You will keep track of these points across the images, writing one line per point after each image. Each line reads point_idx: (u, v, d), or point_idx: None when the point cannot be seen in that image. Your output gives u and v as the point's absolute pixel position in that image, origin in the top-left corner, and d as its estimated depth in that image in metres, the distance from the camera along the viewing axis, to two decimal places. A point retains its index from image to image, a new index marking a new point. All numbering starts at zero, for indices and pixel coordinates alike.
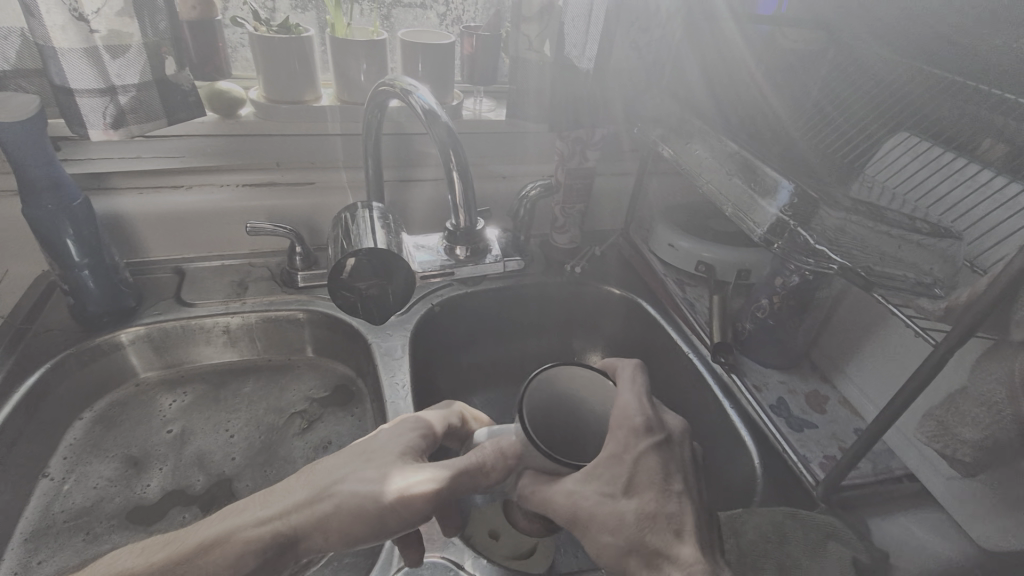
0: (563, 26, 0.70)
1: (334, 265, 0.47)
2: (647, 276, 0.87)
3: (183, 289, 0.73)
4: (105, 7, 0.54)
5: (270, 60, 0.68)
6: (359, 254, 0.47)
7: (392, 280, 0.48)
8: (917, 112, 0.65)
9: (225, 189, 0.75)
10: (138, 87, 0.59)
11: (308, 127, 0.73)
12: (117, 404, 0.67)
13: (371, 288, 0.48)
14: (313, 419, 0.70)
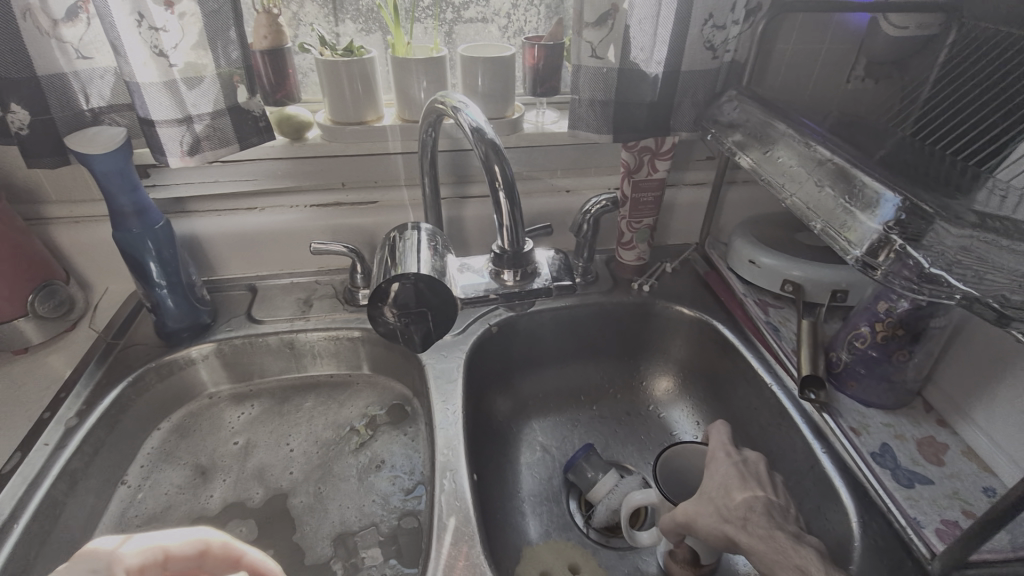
0: (629, 29, 0.65)
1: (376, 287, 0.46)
2: (722, 293, 0.78)
3: (254, 305, 0.76)
4: (182, 41, 0.57)
5: (334, 83, 0.70)
6: (404, 278, 0.45)
7: (433, 303, 0.46)
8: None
9: (295, 210, 0.78)
10: (212, 116, 0.62)
11: (370, 147, 0.74)
12: (192, 414, 0.71)
13: (411, 312, 0.47)
14: (368, 438, 0.70)
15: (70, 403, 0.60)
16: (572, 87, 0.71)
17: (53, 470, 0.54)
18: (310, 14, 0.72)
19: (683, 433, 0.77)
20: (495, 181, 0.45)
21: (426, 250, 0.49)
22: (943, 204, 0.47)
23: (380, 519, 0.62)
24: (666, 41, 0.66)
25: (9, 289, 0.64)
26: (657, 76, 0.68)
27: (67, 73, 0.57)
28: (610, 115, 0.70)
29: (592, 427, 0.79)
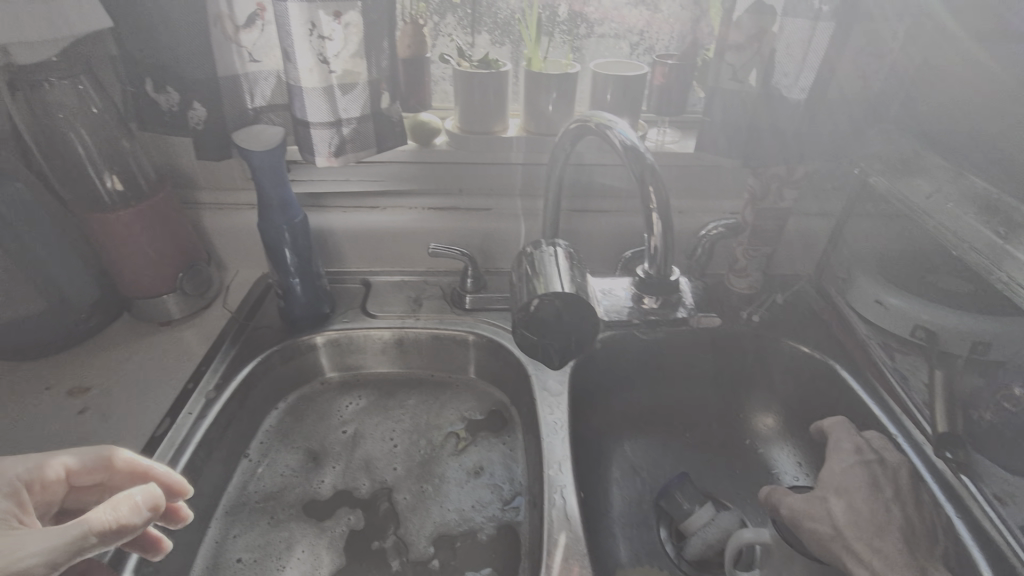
0: (775, 53, 0.63)
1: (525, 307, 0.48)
2: (841, 334, 0.75)
3: (368, 300, 0.80)
4: (343, 51, 0.61)
5: (468, 93, 0.72)
6: (552, 295, 0.47)
7: (580, 323, 0.48)
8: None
9: (414, 211, 0.81)
10: (358, 120, 0.65)
11: (493, 156, 0.76)
12: (305, 398, 0.75)
13: (559, 329, 0.48)
14: (466, 441, 0.72)
15: (209, 378, 0.65)
16: (705, 109, 0.70)
17: (194, 438, 0.59)
18: (450, 25, 0.74)
19: (785, 475, 0.73)
20: (649, 202, 0.46)
21: (568, 266, 0.50)
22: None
23: (478, 524, 0.63)
24: (814, 68, 0.63)
25: (164, 266, 0.69)
26: (798, 103, 0.66)
27: (241, 74, 0.62)
28: (741, 141, 0.69)
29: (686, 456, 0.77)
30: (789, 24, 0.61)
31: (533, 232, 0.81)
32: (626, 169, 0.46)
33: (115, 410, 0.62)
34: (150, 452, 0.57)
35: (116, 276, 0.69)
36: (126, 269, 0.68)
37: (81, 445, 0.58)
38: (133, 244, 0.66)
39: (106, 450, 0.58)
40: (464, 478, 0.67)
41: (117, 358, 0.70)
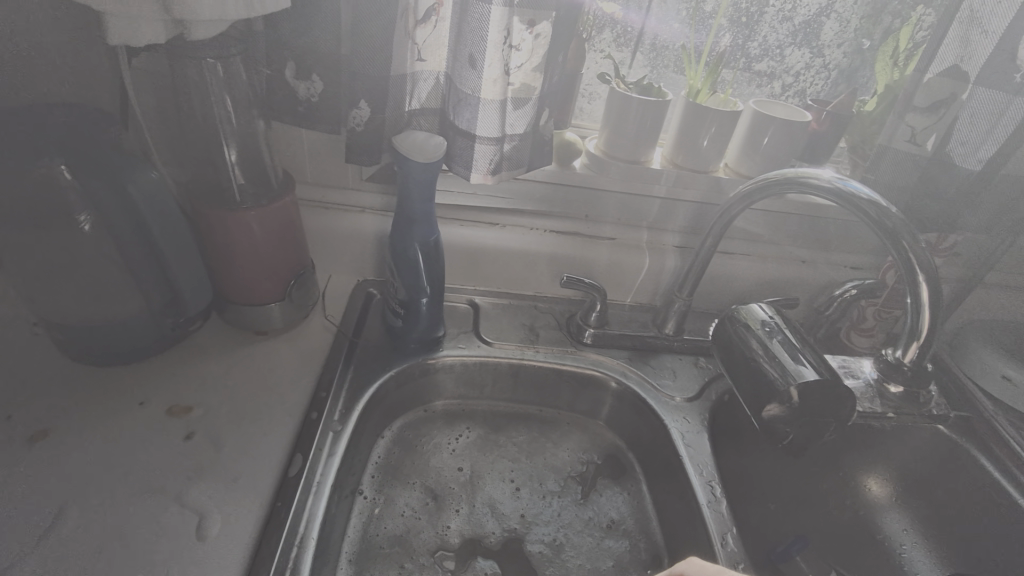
0: (958, 121, 0.61)
1: (768, 391, 0.50)
2: (964, 405, 0.74)
3: (480, 324, 0.74)
4: (526, 63, 0.55)
5: (625, 118, 0.67)
6: (809, 384, 0.48)
7: (825, 407, 0.49)
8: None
9: (536, 233, 0.75)
10: (520, 137, 0.60)
11: (634, 186, 0.72)
12: (411, 427, 0.69)
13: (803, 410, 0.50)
14: (589, 489, 0.68)
15: (332, 406, 0.60)
16: (868, 165, 0.67)
17: (330, 479, 0.54)
18: (605, 41, 0.68)
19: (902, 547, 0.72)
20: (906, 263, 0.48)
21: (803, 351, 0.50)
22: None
23: None
24: (998, 140, 0.61)
25: (279, 273, 0.63)
26: (970, 173, 0.64)
27: (406, 73, 0.56)
28: (904, 204, 0.67)
29: (797, 514, 0.75)
30: (979, 95, 0.60)
31: (658, 267, 0.76)
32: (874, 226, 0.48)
33: (228, 437, 0.56)
34: (286, 495, 0.51)
35: (225, 280, 0.62)
36: (239, 274, 0.61)
37: (199, 480, 0.52)
38: (256, 249, 0.59)
39: (228, 487, 0.52)
40: (595, 533, 0.63)
41: (215, 372, 0.63)
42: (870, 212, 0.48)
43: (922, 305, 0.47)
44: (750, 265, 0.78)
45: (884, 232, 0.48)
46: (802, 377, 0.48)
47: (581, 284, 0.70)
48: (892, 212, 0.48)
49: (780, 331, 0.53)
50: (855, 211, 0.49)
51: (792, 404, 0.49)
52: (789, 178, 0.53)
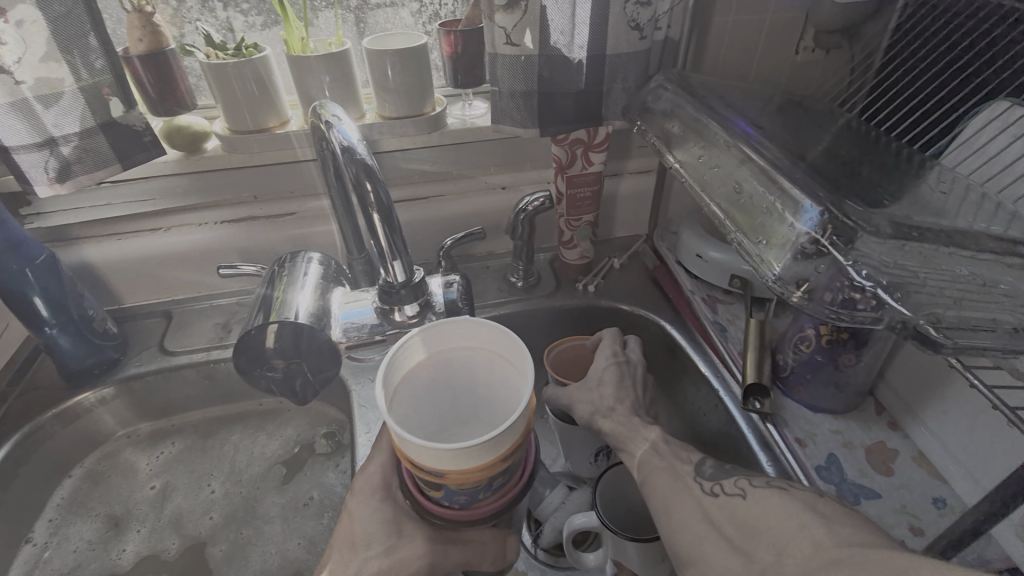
0: (545, 10, 0.58)
1: (247, 325, 0.42)
2: (672, 291, 0.76)
3: (168, 335, 0.71)
4: (26, 55, 0.50)
5: (224, 90, 0.62)
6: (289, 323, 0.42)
7: (317, 354, 0.44)
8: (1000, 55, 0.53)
9: (206, 228, 0.71)
10: (81, 136, 0.56)
11: (276, 155, 0.68)
12: (107, 458, 0.67)
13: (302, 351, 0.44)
14: (295, 471, 0.67)
15: None
16: (490, 77, 0.64)
17: None
18: (197, 8, 0.65)
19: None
20: (367, 205, 0.39)
21: (314, 283, 0.45)
22: (864, 210, 0.41)
23: (306, 564, 0.58)
24: (587, 22, 0.60)
25: None
26: (582, 63, 0.62)
27: None
28: (536, 107, 0.64)
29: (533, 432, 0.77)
30: None
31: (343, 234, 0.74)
32: (344, 173, 0.39)
33: None
34: None
35: None
36: None
37: None
38: None
39: None
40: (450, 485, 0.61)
41: None
42: (344, 165, 0.39)
43: (381, 248, 0.40)
44: (447, 205, 0.76)
45: (352, 186, 0.39)
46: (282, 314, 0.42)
47: (240, 271, 0.63)
48: (363, 157, 0.39)
49: (305, 263, 0.48)
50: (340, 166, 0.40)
51: (303, 344, 0.43)
52: (314, 115, 0.44)
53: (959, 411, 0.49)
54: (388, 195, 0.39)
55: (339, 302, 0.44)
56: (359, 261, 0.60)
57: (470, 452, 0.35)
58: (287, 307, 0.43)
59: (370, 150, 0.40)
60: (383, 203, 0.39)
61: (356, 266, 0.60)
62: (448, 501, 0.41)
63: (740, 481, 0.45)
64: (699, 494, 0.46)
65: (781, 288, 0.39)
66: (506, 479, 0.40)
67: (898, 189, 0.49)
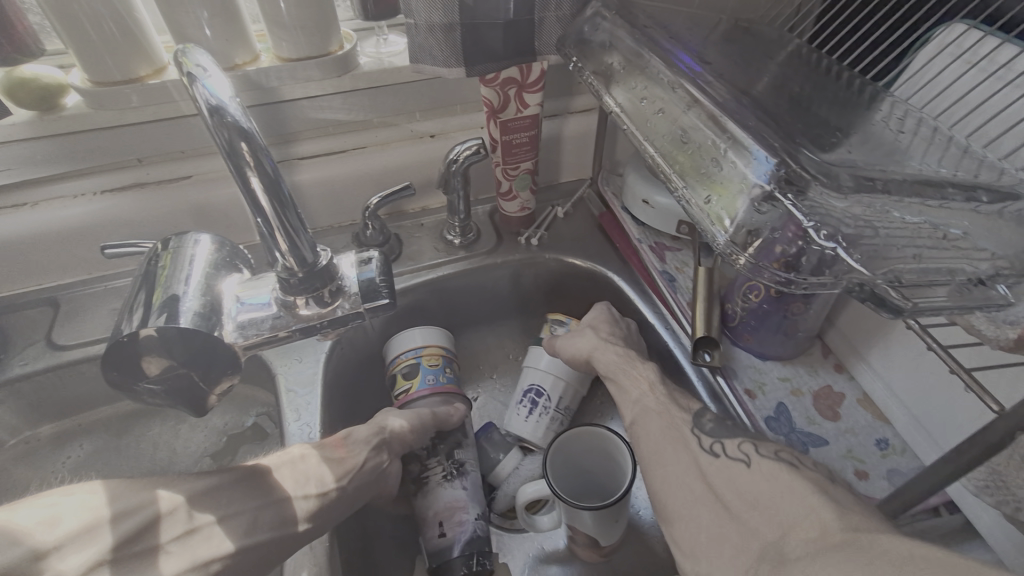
0: None
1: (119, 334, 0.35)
2: (619, 240, 0.72)
3: (57, 327, 0.62)
4: None
5: (73, 32, 0.50)
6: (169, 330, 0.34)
7: (214, 360, 0.37)
8: None
9: (84, 199, 0.61)
10: None
11: (157, 110, 0.58)
12: (4, 469, 0.59)
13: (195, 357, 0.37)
14: (226, 460, 0.62)
15: None
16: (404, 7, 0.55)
17: None
18: None
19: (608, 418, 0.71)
20: (247, 179, 0.32)
21: (201, 274, 0.38)
22: (822, 160, 0.36)
23: None
24: None
25: None
26: None
27: None
28: (459, 43, 0.56)
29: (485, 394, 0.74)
30: None
31: None
32: (212, 139, 0.31)
33: None
34: None
35: None
36: None
37: None
38: None
39: None
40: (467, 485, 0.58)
41: None
42: (209, 128, 0.31)
43: (273, 229, 0.34)
44: (370, 158, 0.68)
45: (225, 154, 0.32)
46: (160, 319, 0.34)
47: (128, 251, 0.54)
48: (233, 117, 0.31)
49: (190, 248, 0.39)
50: (206, 129, 0.32)
51: (192, 349, 0.36)
52: (171, 63, 0.35)
53: (904, 354, 0.49)
54: (273, 165, 0.32)
55: (228, 293, 0.38)
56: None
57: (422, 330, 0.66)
58: (166, 309, 0.35)
59: (245, 109, 0.32)
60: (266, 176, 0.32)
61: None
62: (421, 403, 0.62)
63: (746, 445, 0.43)
64: (698, 450, 0.45)
65: (733, 247, 0.36)
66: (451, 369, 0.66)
67: (852, 127, 0.45)
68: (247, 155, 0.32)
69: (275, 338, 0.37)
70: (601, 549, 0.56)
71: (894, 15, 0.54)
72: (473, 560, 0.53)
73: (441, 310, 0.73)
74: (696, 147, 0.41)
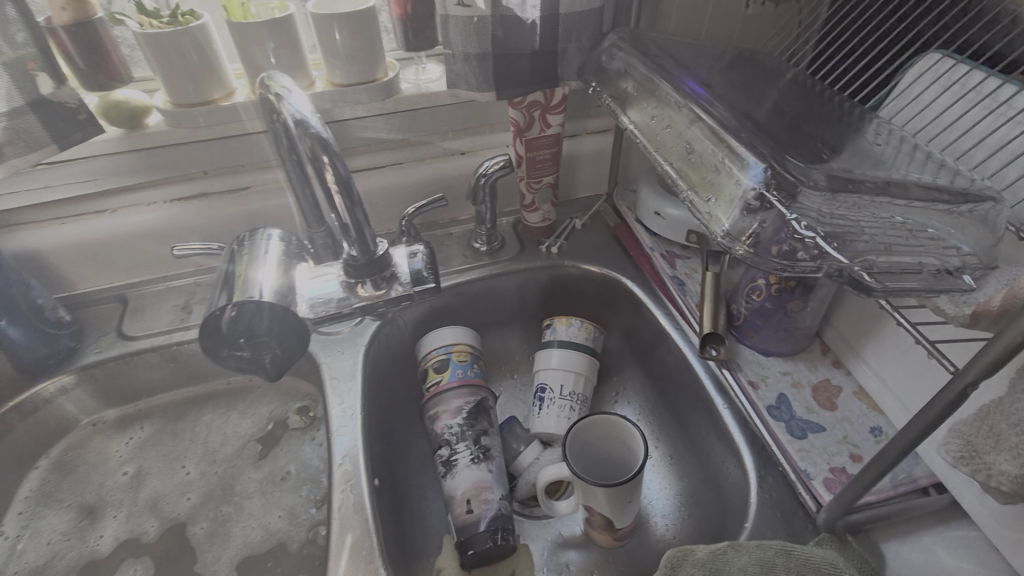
0: None
1: (212, 306, 0.42)
2: (633, 249, 0.78)
3: (125, 321, 0.69)
4: None
5: (162, 61, 0.59)
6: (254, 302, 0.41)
7: (289, 328, 0.44)
8: (933, 7, 0.55)
9: (156, 207, 0.69)
10: (10, 116, 0.52)
11: (224, 128, 0.66)
12: (73, 448, 0.65)
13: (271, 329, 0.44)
14: (271, 444, 0.67)
15: None
16: (443, 39, 0.63)
17: None
18: None
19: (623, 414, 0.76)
20: (325, 179, 0.39)
21: (276, 259, 0.45)
22: (805, 166, 0.43)
23: (288, 536, 0.59)
24: None
25: None
26: (535, 23, 0.61)
27: None
28: (491, 70, 0.63)
29: (507, 392, 0.80)
30: None
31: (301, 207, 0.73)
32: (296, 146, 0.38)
33: None
34: None
35: None
36: None
37: None
38: None
39: None
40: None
41: None
42: (296, 137, 0.38)
43: (344, 221, 0.40)
44: (407, 173, 0.75)
45: (308, 159, 0.39)
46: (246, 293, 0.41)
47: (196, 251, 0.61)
48: (316, 128, 0.38)
49: (264, 239, 0.47)
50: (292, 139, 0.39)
51: (271, 318, 0.43)
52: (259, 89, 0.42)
53: (893, 348, 0.54)
54: (346, 166, 0.39)
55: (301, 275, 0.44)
56: (320, 233, 0.60)
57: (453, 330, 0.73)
58: (250, 286, 0.42)
59: (324, 122, 0.39)
60: (342, 176, 0.39)
61: (315, 238, 0.59)
62: (450, 393, 0.67)
63: None
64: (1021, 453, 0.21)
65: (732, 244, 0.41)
66: (479, 366, 0.72)
67: (839, 141, 0.51)
68: (323, 155, 0.38)
69: (342, 314, 0.43)
70: (616, 531, 0.60)
71: (880, 47, 0.60)
72: (496, 535, 0.57)
73: (467, 312, 0.79)
74: (700, 157, 0.47)
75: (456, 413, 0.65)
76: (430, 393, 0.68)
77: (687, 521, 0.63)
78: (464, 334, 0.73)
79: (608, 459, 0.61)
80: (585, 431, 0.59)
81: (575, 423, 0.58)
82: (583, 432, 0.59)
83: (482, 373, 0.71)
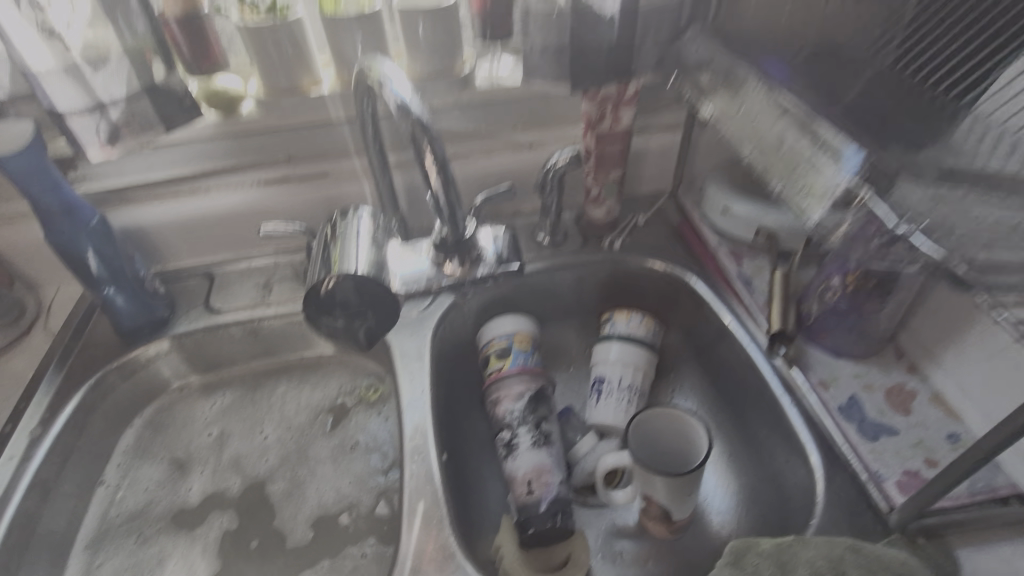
0: None
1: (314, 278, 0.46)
2: (697, 246, 0.78)
3: (212, 294, 0.74)
4: (76, 20, 0.54)
5: (260, 52, 0.63)
6: (349, 277, 0.45)
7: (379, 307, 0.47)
8: None
9: (244, 190, 0.73)
10: (129, 100, 0.57)
11: (311, 116, 0.69)
12: (164, 409, 0.71)
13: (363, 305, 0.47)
14: (342, 417, 0.71)
15: (32, 412, 0.61)
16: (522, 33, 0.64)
17: (22, 480, 0.55)
18: None
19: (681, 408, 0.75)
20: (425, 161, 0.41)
21: (368, 238, 0.48)
22: (898, 163, 0.42)
23: (359, 501, 0.62)
24: None
25: None
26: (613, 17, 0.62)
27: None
28: (567, 64, 0.64)
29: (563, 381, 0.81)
30: None
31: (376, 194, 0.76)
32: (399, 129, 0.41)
33: None
34: None
35: None
36: None
37: None
38: None
39: None
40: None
41: None
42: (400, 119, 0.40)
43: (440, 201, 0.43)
44: (476, 164, 0.77)
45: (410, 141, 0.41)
46: (343, 268, 0.45)
47: (282, 231, 0.65)
48: (417, 111, 0.40)
49: (357, 219, 0.50)
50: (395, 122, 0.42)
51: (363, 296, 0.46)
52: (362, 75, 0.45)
53: (978, 353, 0.52)
54: (444, 149, 0.41)
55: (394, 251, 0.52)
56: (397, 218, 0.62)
57: (513, 319, 0.74)
58: (347, 262, 0.46)
59: (423, 104, 0.41)
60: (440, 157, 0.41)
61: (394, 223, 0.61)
62: (510, 380, 0.69)
63: None
64: None
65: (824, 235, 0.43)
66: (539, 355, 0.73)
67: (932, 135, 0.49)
68: (426, 141, 0.42)
69: (430, 290, 0.50)
70: (673, 523, 0.60)
71: None
72: (556, 517, 0.59)
73: (528, 301, 0.81)
74: (789, 149, 0.47)
75: (518, 399, 0.66)
76: (491, 380, 0.70)
77: (746, 519, 0.63)
78: (524, 323, 0.74)
79: (669, 451, 0.61)
80: (648, 422, 0.60)
81: (638, 414, 0.59)
82: (645, 423, 0.60)
83: (542, 362, 0.72)
